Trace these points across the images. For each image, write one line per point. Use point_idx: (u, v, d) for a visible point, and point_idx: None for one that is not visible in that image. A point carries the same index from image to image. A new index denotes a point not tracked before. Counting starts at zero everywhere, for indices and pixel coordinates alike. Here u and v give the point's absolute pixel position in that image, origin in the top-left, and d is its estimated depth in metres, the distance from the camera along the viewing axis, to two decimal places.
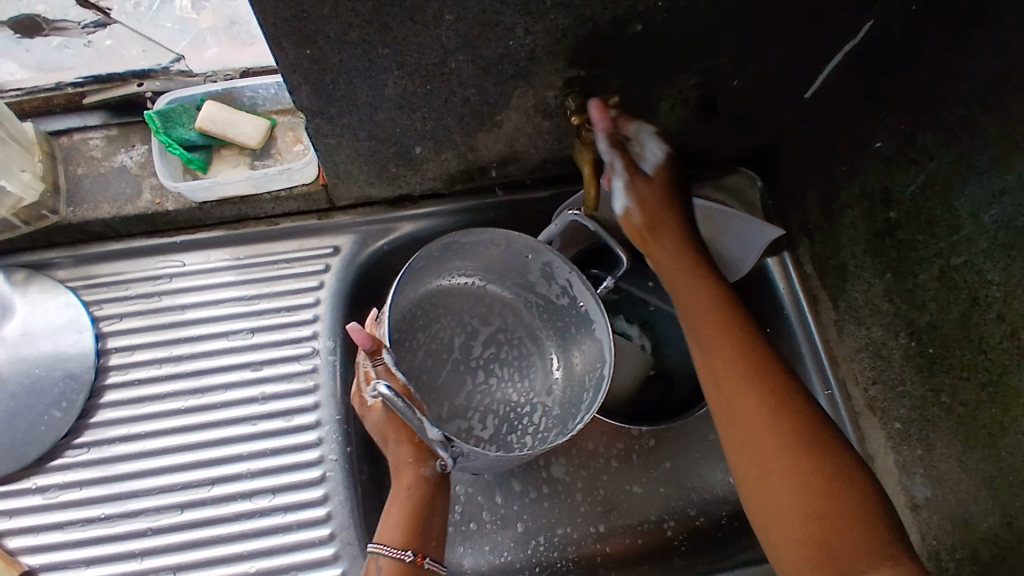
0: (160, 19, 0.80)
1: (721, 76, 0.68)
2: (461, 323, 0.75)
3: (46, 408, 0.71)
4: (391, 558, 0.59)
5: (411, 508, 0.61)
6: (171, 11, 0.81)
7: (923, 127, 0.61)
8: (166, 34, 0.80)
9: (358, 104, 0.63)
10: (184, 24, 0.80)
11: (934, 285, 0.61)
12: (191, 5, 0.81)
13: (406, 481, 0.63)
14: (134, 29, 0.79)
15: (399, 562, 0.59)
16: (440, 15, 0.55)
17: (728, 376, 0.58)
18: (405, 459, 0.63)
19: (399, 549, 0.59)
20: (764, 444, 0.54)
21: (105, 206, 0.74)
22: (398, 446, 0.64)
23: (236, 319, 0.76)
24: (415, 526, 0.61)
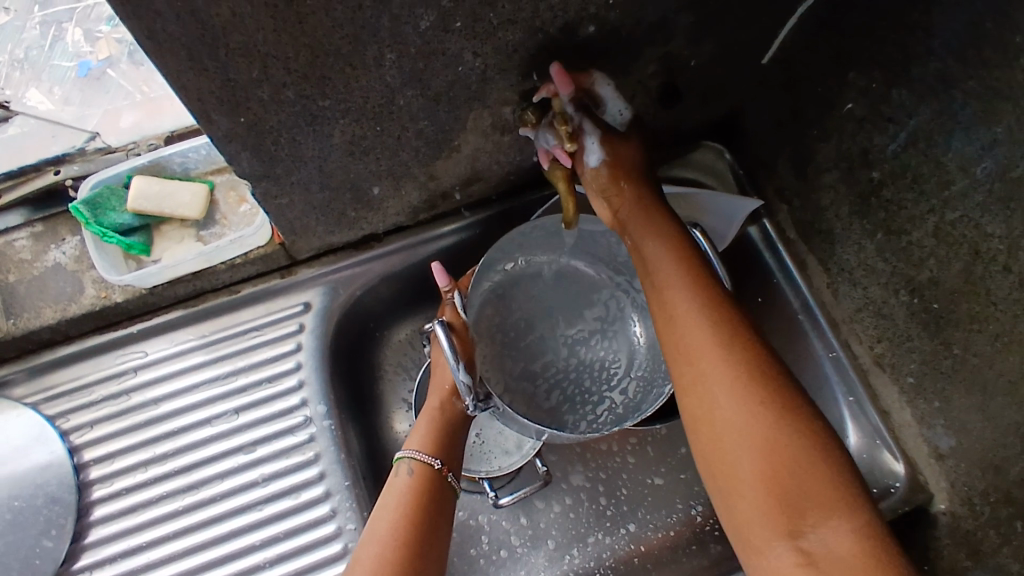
0: (55, 59, 0.76)
1: (679, 60, 0.64)
2: (565, 297, 0.74)
3: (36, 539, 0.67)
4: (421, 462, 0.63)
5: (438, 428, 0.66)
6: (64, 47, 0.77)
7: (896, 83, 0.59)
8: (64, 75, 0.76)
9: (306, 160, 0.58)
10: (81, 61, 0.76)
11: (930, 241, 0.60)
12: (83, 37, 0.77)
13: (434, 406, 0.69)
14: (33, 78, 0.76)
15: (428, 467, 0.63)
16: (380, 56, 0.50)
17: (694, 365, 0.51)
18: (441, 386, 0.69)
19: (429, 455, 0.64)
20: (726, 434, 0.48)
21: (48, 311, 0.67)
22: (439, 374, 0.70)
23: (217, 402, 0.71)
24: (443, 442, 0.66)
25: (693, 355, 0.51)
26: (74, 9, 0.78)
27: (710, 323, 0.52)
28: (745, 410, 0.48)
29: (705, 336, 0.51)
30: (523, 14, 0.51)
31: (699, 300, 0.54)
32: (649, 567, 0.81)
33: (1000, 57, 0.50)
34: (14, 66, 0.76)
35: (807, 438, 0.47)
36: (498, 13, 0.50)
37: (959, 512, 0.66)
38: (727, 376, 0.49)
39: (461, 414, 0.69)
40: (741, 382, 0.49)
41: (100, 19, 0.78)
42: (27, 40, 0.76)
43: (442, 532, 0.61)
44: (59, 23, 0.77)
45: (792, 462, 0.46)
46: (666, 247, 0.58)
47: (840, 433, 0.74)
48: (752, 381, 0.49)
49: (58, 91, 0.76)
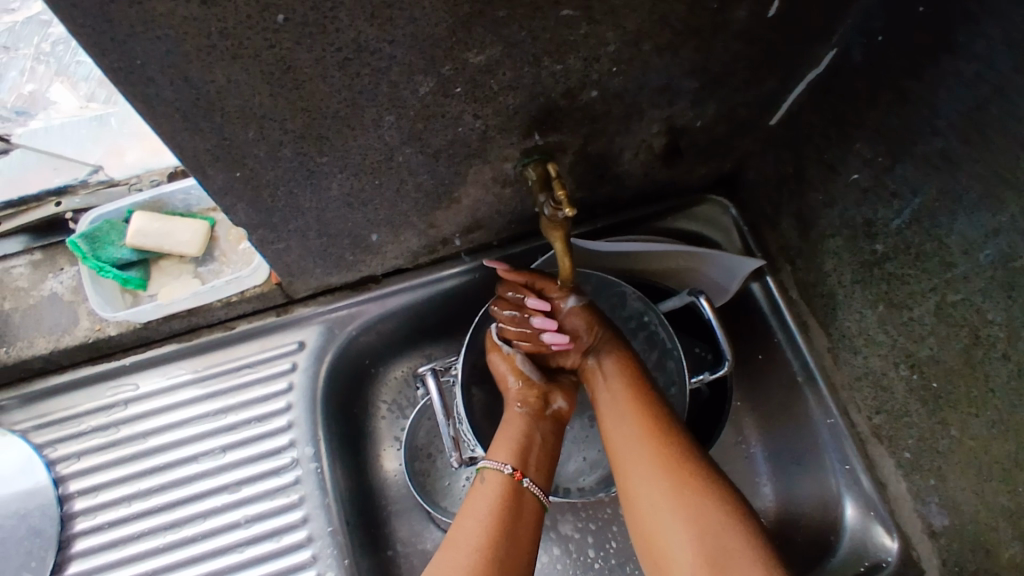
0: (81, 56, 0.76)
1: (683, 121, 0.64)
2: None
3: (15, 570, 0.66)
4: (495, 469, 0.59)
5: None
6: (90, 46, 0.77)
7: (900, 160, 0.58)
8: (90, 73, 0.77)
9: (302, 210, 0.58)
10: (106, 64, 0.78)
11: (931, 319, 0.59)
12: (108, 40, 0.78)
13: (526, 532, 0.57)
14: (56, 73, 0.75)
15: (499, 473, 0.59)
16: (379, 116, 0.50)
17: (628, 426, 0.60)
18: (464, 550, 0.54)
19: (502, 462, 0.60)
20: (654, 516, 0.55)
21: (41, 341, 0.68)
22: (469, 516, 0.57)
23: (205, 439, 0.71)
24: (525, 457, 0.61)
25: (626, 444, 0.59)
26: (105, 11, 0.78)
27: (647, 434, 0.59)
28: (671, 492, 0.55)
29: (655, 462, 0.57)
30: (523, 78, 0.51)
31: (641, 404, 0.62)
32: None
33: (1004, 144, 0.49)
34: (37, 60, 0.75)
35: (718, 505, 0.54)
36: (499, 80, 0.50)
37: None
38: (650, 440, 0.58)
39: (531, 546, 0.57)
40: (666, 466, 0.56)
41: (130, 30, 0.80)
42: (53, 36, 0.76)
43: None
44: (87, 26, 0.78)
45: (714, 531, 0.52)
46: (615, 371, 0.65)
47: (836, 502, 0.72)
48: (672, 466, 0.56)
49: (82, 88, 0.77)
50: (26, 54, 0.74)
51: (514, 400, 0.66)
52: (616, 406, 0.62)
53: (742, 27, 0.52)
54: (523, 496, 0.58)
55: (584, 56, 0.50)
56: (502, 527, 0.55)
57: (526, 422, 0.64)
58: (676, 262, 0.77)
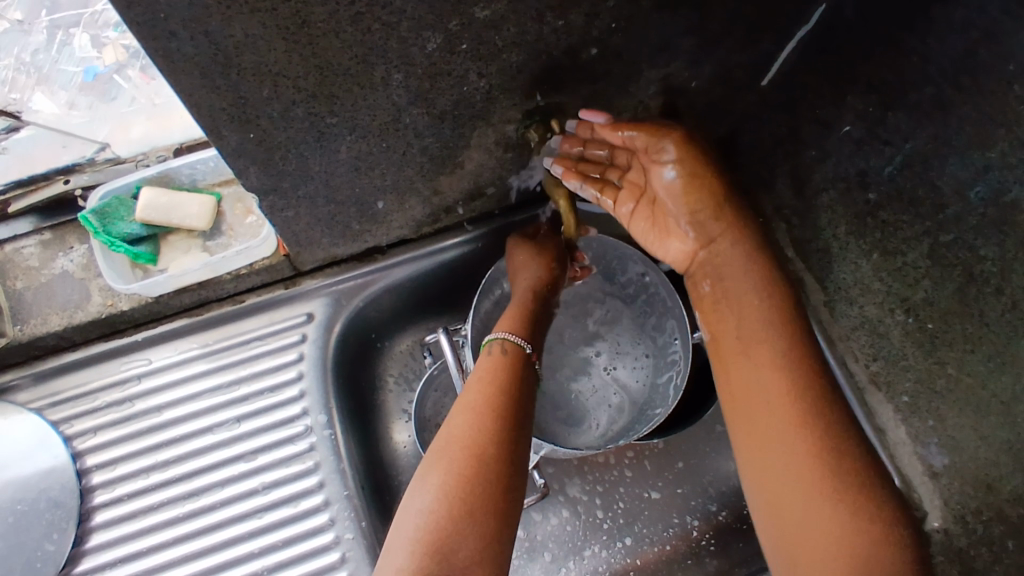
0: (62, 64, 0.75)
1: (680, 82, 0.65)
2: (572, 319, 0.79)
3: (37, 542, 0.67)
4: (515, 343, 0.63)
5: (481, 460, 0.52)
6: (72, 52, 0.76)
7: (891, 109, 0.60)
8: (70, 81, 0.75)
9: (312, 174, 0.59)
10: (88, 65, 0.76)
11: (924, 262, 0.61)
12: (90, 43, 0.76)
13: (526, 403, 0.58)
14: (37, 82, 0.75)
15: (519, 349, 0.63)
16: (388, 75, 0.51)
17: (749, 346, 0.56)
18: (463, 416, 0.56)
19: (522, 338, 0.64)
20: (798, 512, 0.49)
21: (54, 317, 0.68)
22: (480, 380, 0.59)
23: (219, 410, 0.72)
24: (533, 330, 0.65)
25: (750, 354, 0.56)
26: (80, 14, 0.77)
27: (778, 356, 0.54)
28: (786, 416, 0.51)
29: (774, 395, 0.53)
30: (528, 36, 0.52)
31: (766, 307, 0.57)
32: None
33: (996, 83, 0.51)
34: (19, 70, 0.75)
35: (841, 437, 0.50)
36: (504, 36, 0.51)
37: (953, 530, 0.66)
38: (776, 369, 0.53)
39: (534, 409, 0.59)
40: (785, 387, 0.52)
41: (108, 26, 0.77)
42: (33, 45, 0.75)
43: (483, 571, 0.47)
44: (64, 29, 0.76)
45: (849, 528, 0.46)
46: (690, 193, 0.61)
47: None
48: (805, 427, 0.50)
49: (63, 95, 0.75)
50: (7, 64, 0.74)
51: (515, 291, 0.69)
52: (738, 307, 0.58)
53: None
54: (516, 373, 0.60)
55: (586, 12, 0.52)
56: (507, 389, 0.58)
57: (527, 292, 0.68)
58: None
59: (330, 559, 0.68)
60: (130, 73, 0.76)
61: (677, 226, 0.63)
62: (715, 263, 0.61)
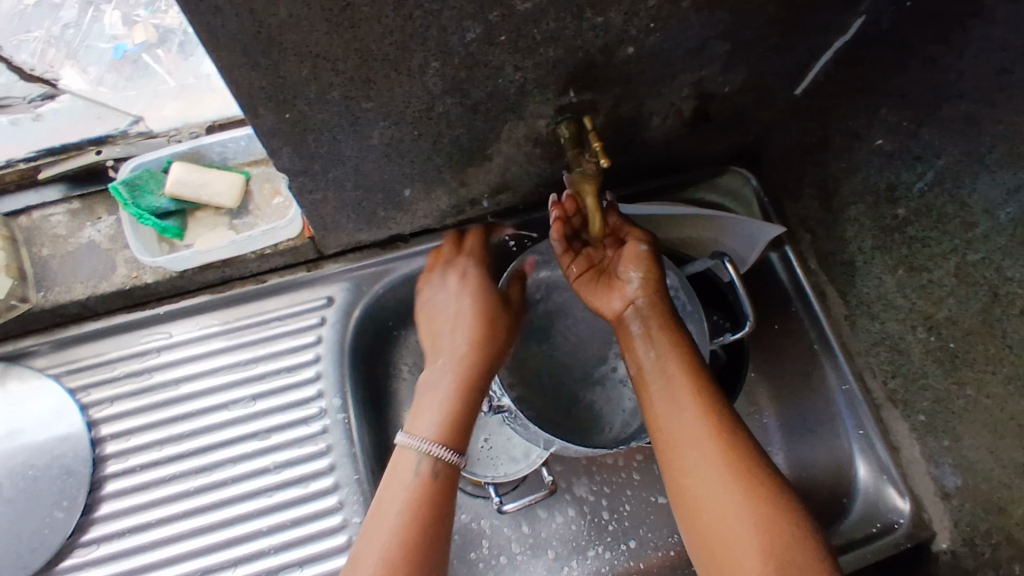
0: (93, 40, 0.78)
1: (713, 86, 0.65)
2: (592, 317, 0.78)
3: (47, 509, 0.68)
4: (430, 458, 0.59)
5: (403, 536, 0.55)
6: (102, 30, 0.79)
7: (925, 124, 0.60)
8: (100, 57, 0.78)
9: (343, 158, 0.59)
10: (117, 44, 0.78)
11: (950, 280, 0.61)
12: (120, 21, 0.80)
13: (447, 491, 0.60)
14: (67, 57, 0.77)
15: (435, 462, 0.59)
16: (425, 63, 0.51)
17: (671, 425, 0.57)
18: (401, 494, 0.58)
19: (441, 447, 0.60)
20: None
21: (79, 287, 0.69)
22: (394, 480, 0.59)
23: (236, 387, 0.73)
24: (456, 428, 0.62)
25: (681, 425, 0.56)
26: None
27: (706, 430, 0.55)
28: (727, 481, 0.53)
29: (711, 465, 0.54)
30: (566, 32, 0.52)
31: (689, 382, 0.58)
32: None
33: None
34: (48, 43, 0.77)
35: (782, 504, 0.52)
36: (542, 30, 0.52)
37: (960, 552, 0.66)
38: (707, 441, 0.55)
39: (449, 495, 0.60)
40: (723, 454, 0.54)
41: (139, 5, 0.80)
42: (63, 19, 0.78)
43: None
44: (96, 6, 0.79)
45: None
46: (648, 304, 0.63)
47: (848, 465, 0.74)
48: (748, 494, 0.52)
49: (92, 71, 0.77)
50: (36, 37, 0.77)
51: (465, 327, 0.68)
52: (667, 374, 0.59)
53: None
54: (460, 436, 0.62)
55: (625, 10, 0.52)
56: (432, 480, 0.59)
57: (486, 340, 0.66)
58: (698, 231, 0.79)
59: (336, 542, 0.69)
60: (157, 53, 0.78)
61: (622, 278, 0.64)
62: (640, 339, 0.62)
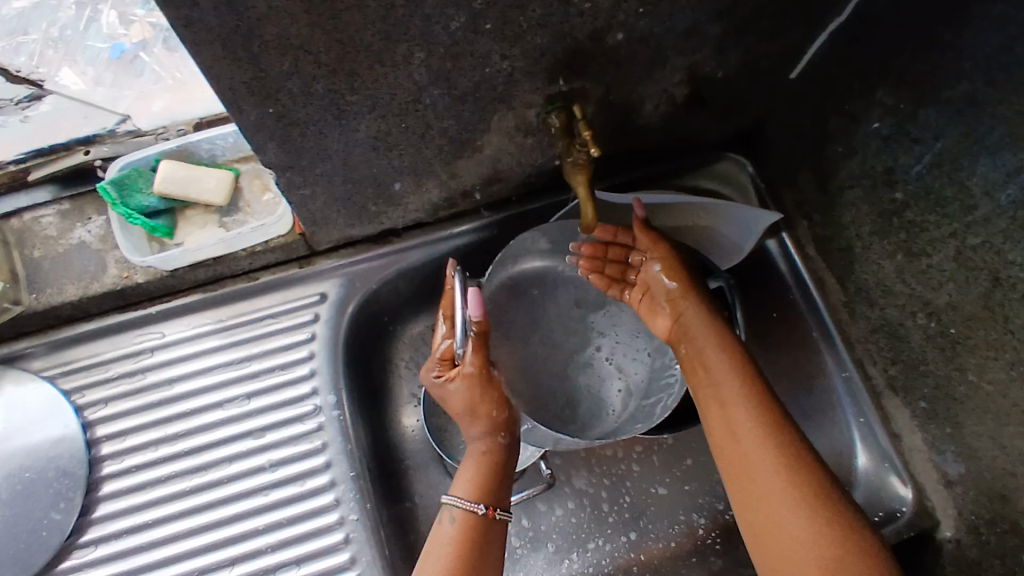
0: (90, 40, 0.77)
1: (706, 71, 0.64)
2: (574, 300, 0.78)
3: (44, 511, 0.67)
4: (465, 510, 0.58)
5: (482, 473, 0.61)
6: (99, 29, 0.78)
7: (923, 105, 0.59)
8: (97, 56, 0.77)
9: (330, 152, 0.59)
10: (116, 43, 0.77)
11: (950, 265, 0.60)
12: (118, 20, 0.79)
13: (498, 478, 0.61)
14: (65, 57, 0.76)
15: (472, 513, 0.58)
16: (410, 53, 0.50)
17: (720, 413, 0.59)
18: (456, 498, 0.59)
19: (472, 502, 0.58)
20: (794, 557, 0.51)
21: (70, 288, 0.69)
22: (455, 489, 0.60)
23: (231, 386, 0.72)
24: (489, 486, 0.60)
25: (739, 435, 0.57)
26: None
27: (752, 416, 0.57)
28: (782, 474, 0.53)
29: (760, 448, 0.55)
30: (552, 18, 0.51)
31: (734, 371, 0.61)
32: None
33: None
34: (47, 44, 0.76)
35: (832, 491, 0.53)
36: (528, 17, 0.50)
37: (965, 540, 0.65)
38: (754, 427, 0.57)
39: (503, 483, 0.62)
40: (775, 448, 0.55)
41: (136, 4, 0.79)
42: (62, 21, 0.77)
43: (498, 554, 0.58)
44: (95, 7, 0.78)
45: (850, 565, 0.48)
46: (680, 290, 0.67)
47: (849, 454, 0.74)
48: (795, 478, 0.53)
49: (89, 72, 0.76)
50: (35, 39, 0.76)
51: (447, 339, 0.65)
52: (721, 386, 0.60)
53: None
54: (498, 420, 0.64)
55: None
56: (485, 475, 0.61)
57: (471, 404, 0.64)
58: (694, 219, 0.77)
59: (331, 539, 0.68)
60: (156, 51, 0.78)
61: (660, 282, 0.69)
62: (695, 352, 0.64)
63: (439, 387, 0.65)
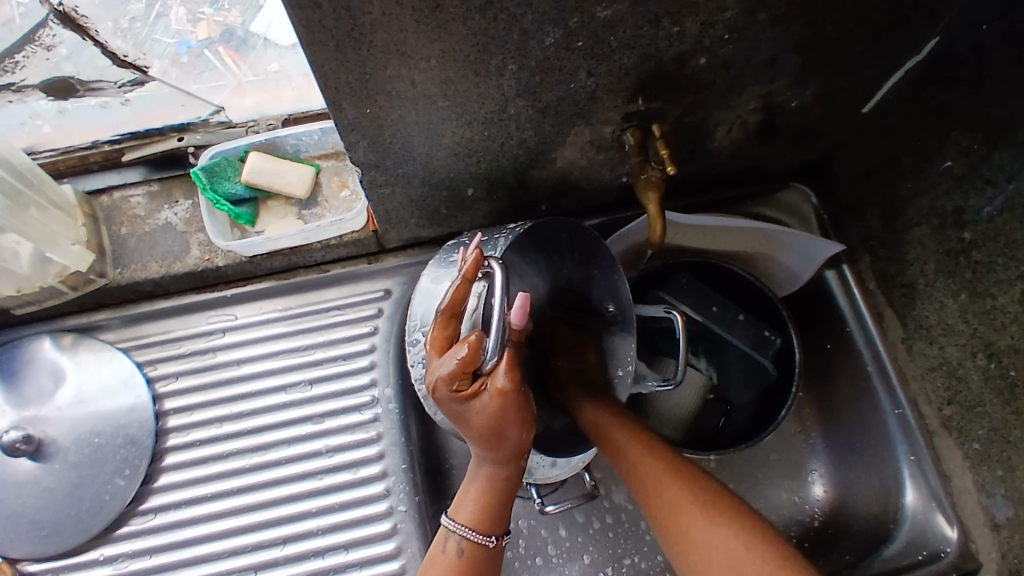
0: (158, 34, 0.75)
1: (780, 100, 0.66)
2: None
3: (109, 476, 0.70)
4: (474, 542, 0.54)
5: (492, 495, 0.55)
6: (167, 24, 0.76)
7: (999, 147, 0.59)
8: (165, 51, 0.76)
9: (414, 154, 0.61)
10: (183, 39, 0.77)
11: (1015, 307, 0.60)
12: (186, 16, 0.77)
13: (507, 496, 0.56)
14: (134, 50, 0.75)
15: (483, 546, 0.54)
16: (504, 65, 0.53)
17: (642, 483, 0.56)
18: (462, 523, 0.54)
19: (483, 534, 0.54)
20: None
21: (153, 266, 0.72)
22: (458, 512, 0.55)
23: (294, 371, 0.75)
24: (499, 512, 0.55)
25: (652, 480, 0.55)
26: None
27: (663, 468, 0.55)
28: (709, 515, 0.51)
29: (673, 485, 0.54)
30: (641, 40, 0.54)
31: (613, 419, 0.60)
32: None
33: None
34: (116, 35, 0.74)
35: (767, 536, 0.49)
36: (619, 38, 0.53)
37: None
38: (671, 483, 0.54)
39: (507, 502, 0.56)
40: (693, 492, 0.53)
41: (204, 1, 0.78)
42: (130, 11, 0.74)
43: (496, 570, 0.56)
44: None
45: None
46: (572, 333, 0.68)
47: (896, 489, 0.73)
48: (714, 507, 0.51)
49: (157, 65, 0.76)
50: (104, 28, 0.74)
51: (461, 346, 0.49)
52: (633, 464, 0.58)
53: (855, 6, 0.54)
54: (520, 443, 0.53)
55: (702, 21, 0.53)
56: (495, 497, 0.55)
57: (499, 425, 0.51)
58: (756, 244, 0.78)
59: (381, 527, 0.70)
60: (221, 50, 0.77)
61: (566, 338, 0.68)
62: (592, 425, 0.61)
63: (457, 402, 0.50)
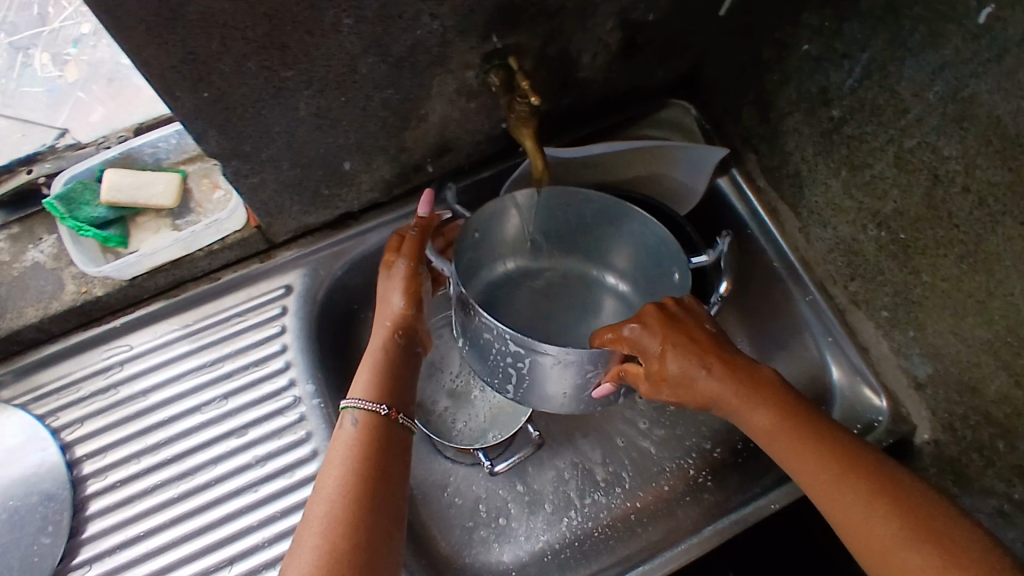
0: (25, 85, 0.77)
1: (636, 15, 0.65)
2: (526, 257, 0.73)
3: (32, 537, 0.65)
4: (367, 411, 0.58)
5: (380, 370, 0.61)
6: (33, 73, 0.78)
7: (845, 21, 0.60)
8: (34, 97, 0.77)
9: (273, 135, 0.58)
10: (49, 83, 0.77)
11: (891, 171, 0.61)
12: (51, 61, 0.78)
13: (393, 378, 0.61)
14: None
15: (374, 414, 0.57)
16: (339, 20, 0.51)
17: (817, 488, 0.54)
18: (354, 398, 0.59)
19: (373, 402, 0.58)
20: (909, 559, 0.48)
21: (30, 310, 0.67)
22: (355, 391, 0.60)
23: (205, 389, 0.72)
24: (388, 385, 0.60)
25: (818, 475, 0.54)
26: (41, 32, 0.79)
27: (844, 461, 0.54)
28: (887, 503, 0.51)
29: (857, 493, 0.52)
30: None
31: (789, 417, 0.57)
32: (646, 521, 0.79)
33: None
34: None
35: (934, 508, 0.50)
36: None
37: (943, 439, 0.67)
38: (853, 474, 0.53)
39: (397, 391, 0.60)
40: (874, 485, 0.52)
41: (68, 42, 0.79)
42: None
43: (402, 470, 0.56)
44: (25, 50, 0.78)
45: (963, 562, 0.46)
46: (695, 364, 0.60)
47: (822, 372, 0.75)
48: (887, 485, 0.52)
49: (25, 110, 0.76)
50: None
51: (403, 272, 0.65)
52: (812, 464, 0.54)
53: None
54: (420, 341, 0.66)
55: None
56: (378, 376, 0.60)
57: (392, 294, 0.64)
58: (646, 167, 0.79)
59: None
60: (86, 86, 0.78)
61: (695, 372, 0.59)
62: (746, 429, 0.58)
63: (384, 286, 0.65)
